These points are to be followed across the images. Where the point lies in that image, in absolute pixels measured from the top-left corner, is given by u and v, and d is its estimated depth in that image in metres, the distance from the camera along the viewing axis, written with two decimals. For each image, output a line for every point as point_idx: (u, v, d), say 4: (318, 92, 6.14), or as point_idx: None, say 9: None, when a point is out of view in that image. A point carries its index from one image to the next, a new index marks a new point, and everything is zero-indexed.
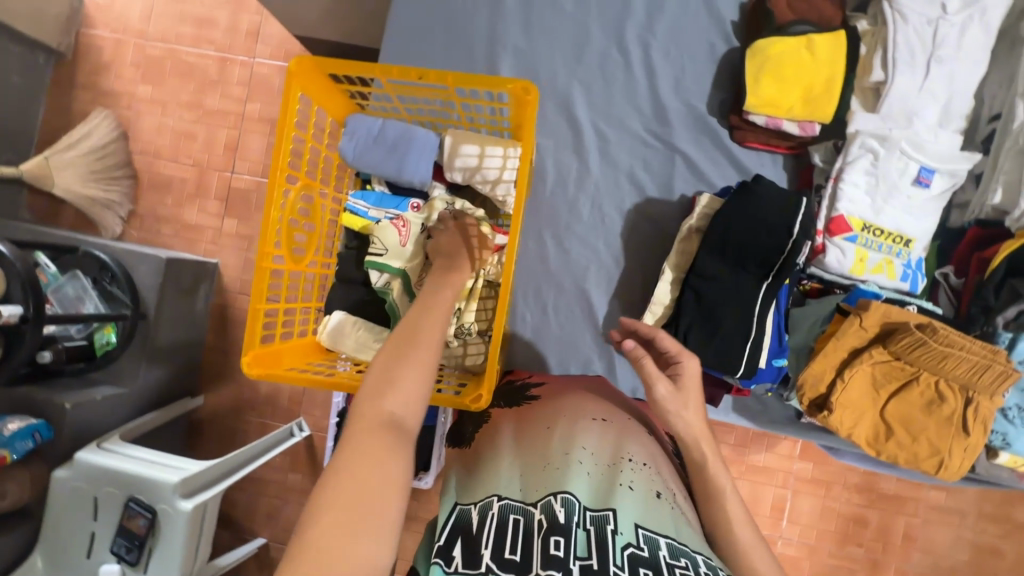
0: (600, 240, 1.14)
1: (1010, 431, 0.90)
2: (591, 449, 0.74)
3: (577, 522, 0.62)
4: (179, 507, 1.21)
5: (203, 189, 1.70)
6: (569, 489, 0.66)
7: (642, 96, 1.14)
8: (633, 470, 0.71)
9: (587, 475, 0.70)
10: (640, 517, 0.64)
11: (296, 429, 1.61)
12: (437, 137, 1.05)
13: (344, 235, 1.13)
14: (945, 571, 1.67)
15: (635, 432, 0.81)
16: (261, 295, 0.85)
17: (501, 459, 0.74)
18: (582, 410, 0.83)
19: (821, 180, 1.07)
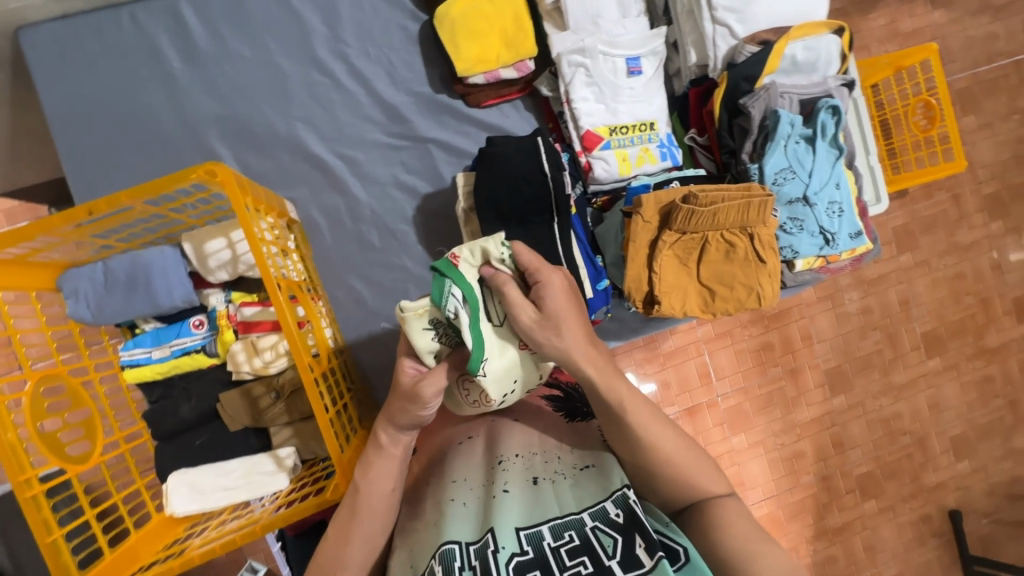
0: (402, 257, 1.10)
1: (794, 242, 1.01)
2: (462, 478, 0.70)
3: (460, 566, 0.60)
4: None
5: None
6: (450, 538, 0.63)
7: (366, 105, 1.10)
8: (506, 470, 0.69)
9: (466, 508, 0.67)
10: (521, 518, 0.64)
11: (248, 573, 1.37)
12: (176, 247, 0.94)
13: (141, 391, 1.00)
14: (840, 345, 1.93)
15: (515, 427, 0.76)
16: (48, 526, 0.72)
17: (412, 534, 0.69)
18: (448, 440, 0.78)
19: (559, 107, 1.11)
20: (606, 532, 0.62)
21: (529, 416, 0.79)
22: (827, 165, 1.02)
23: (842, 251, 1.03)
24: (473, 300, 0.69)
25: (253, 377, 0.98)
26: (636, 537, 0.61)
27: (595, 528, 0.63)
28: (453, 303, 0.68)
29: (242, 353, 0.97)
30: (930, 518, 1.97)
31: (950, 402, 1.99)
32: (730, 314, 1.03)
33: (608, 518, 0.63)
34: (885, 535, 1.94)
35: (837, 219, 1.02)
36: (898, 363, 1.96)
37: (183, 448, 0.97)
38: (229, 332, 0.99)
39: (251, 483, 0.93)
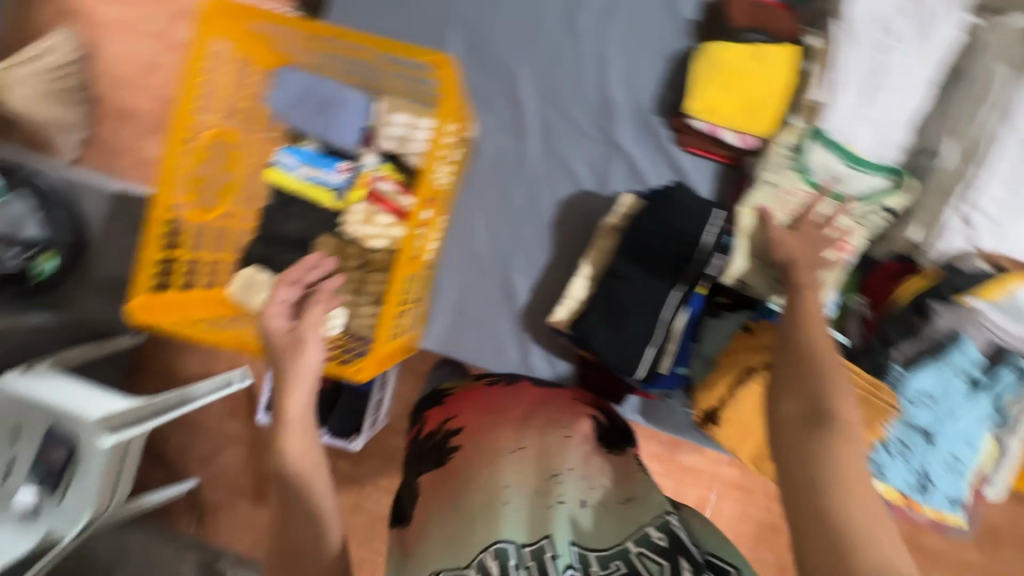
0: (528, 228, 1.13)
1: (885, 463, 0.92)
2: (513, 485, 0.79)
3: (514, 563, 0.69)
4: (101, 443, 1.11)
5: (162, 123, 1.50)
6: (501, 538, 0.72)
7: (588, 85, 1.11)
8: (561, 484, 0.78)
9: (515, 511, 0.75)
10: (573, 532, 0.72)
11: (234, 377, 1.43)
12: (371, 101, 1.02)
13: (271, 190, 1.10)
14: None
15: (558, 445, 0.84)
16: (153, 244, 0.90)
17: (448, 514, 0.78)
18: (498, 447, 0.84)
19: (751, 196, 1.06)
20: (653, 559, 0.68)
21: (579, 438, 0.87)
22: (975, 422, 0.91)
23: (926, 506, 0.93)
24: (876, 195, 0.96)
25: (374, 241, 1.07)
26: (680, 561, 0.67)
27: (640, 555, 0.69)
28: (870, 181, 0.97)
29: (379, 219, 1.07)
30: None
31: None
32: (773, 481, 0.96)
33: (652, 542, 0.70)
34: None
35: (946, 474, 0.91)
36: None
37: (270, 253, 1.08)
38: (361, 192, 1.06)
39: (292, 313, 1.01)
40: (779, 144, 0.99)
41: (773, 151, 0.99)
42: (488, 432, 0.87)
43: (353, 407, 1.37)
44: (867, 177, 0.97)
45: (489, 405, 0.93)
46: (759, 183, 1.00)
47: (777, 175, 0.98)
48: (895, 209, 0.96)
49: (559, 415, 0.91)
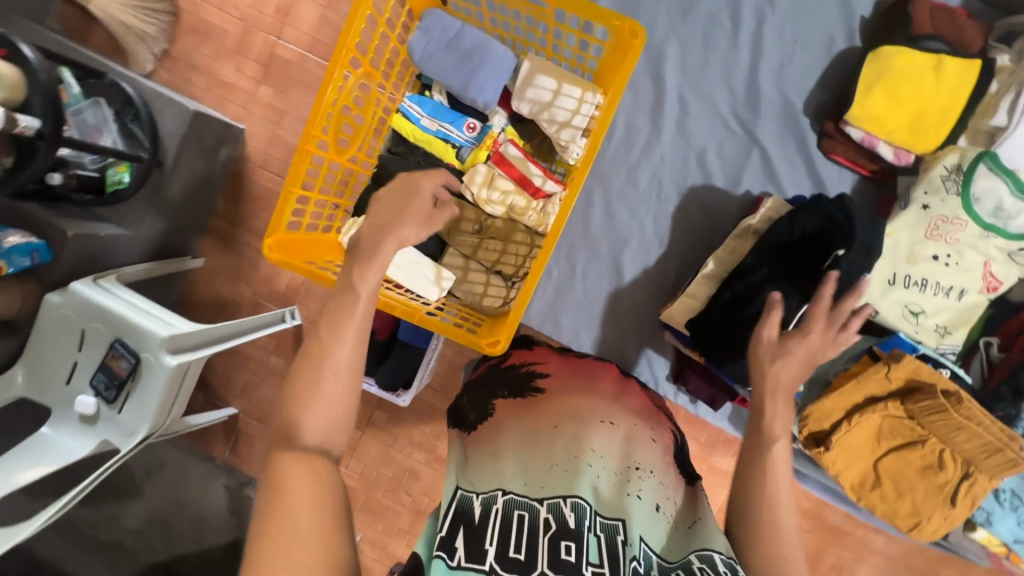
0: (648, 214, 1.08)
1: (995, 511, 0.90)
2: (600, 452, 0.75)
3: (588, 525, 0.67)
4: (163, 361, 1.06)
5: (245, 47, 1.39)
6: (579, 494, 0.70)
7: (738, 73, 1.04)
8: (641, 480, 0.73)
9: (597, 477, 0.73)
10: (640, 529, 0.69)
11: (286, 315, 1.37)
12: (515, 60, 0.96)
13: (389, 137, 1.06)
14: None
15: (643, 439, 0.79)
16: (295, 180, 0.82)
17: (529, 447, 0.75)
18: (586, 407, 0.79)
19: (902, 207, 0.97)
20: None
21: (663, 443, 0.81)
22: None
23: None
24: None
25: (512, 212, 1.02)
26: None
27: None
28: None
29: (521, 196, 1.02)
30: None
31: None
32: (870, 512, 0.95)
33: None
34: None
35: None
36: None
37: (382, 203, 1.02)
38: (485, 153, 1.01)
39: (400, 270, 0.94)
40: (946, 167, 0.92)
41: (937, 176, 0.92)
42: (579, 392, 0.81)
43: (403, 360, 1.18)
44: None
45: (580, 364, 0.87)
46: (912, 205, 0.94)
47: (939, 202, 0.92)
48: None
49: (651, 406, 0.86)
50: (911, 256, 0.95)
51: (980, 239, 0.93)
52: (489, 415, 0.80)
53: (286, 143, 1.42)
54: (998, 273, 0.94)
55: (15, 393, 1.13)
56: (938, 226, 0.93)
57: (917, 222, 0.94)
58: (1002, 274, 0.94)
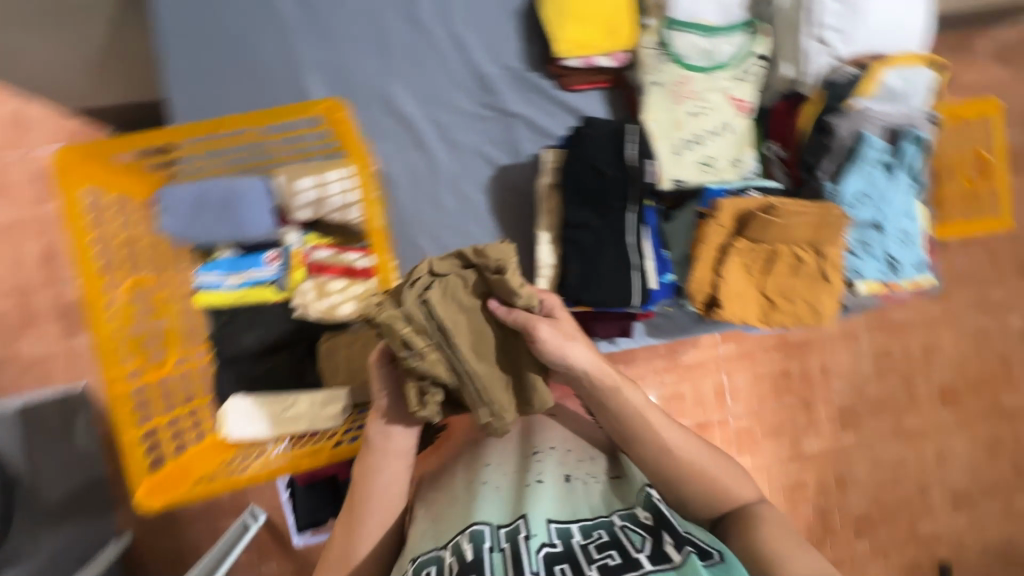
0: (472, 224, 1.13)
1: (860, 264, 1.04)
2: (495, 463, 0.80)
3: (489, 546, 0.66)
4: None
5: (28, 318, 1.27)
6: (476, 521, 0.69)
7: (460, 71, 1.12)
8: (541, 464, 0.78)
9: (495, 492, 0.75)
10: (553, 511, 0.70)
11: (248, 520, 1.22)
12: (268, 182, 0.98)
13: (207, 316, 1.02)
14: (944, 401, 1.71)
15: (543, 422, 0.86)
16: (126, 428, 0.78)
17: (436, 487, 0.79)
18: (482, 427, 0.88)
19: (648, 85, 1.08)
20: (635, 529, 0.68)
21: (565, 415, 0.90)
22: (903, 196, 1.04)
23: (903, 281, 1.05)
24: (745, 49, 1.06)
25: (492, 282, 0.68)
26: (664, 534, 0.67)
27: (624, 527, 0.69)
28: (735, 39, 1.06)
29: (503, 241, 0.70)
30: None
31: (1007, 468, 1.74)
32: (785, 328, 1.05)
33: (638, 519, 0.70)
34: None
35: (904, 248, 1.05)
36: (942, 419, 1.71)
37: (242, 375, 0.99)
38: (301, 271, 1.01)
39: (291, 423, 0.95)
40: (648, 44, 1.06)
41: (647, 57, 1.06)
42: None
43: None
44: (730, 38, 1.06)
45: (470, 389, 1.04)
46: (648, 88, 1.07)
47: (662, 73, 1.06)
48: (764, 53, 1.07)
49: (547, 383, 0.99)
50: (677, 123, 1.07)
51: (708, 81, 1.07)
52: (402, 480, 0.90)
53: None
54: (740, 95, 1.08)
55: None
56: (675, 90, 1.06)
57: (660, 97, 1.07)
58: (744, 94, 1.09)
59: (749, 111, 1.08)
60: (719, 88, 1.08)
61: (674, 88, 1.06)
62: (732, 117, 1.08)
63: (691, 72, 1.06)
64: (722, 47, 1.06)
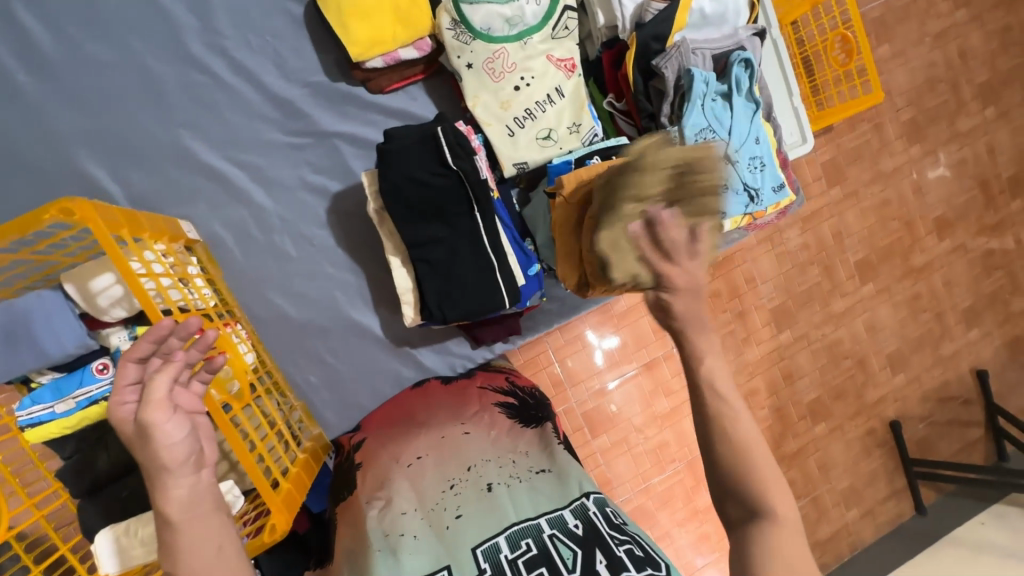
0: (324, 263, 1.04)
1: (720, 202, 1.00)
2: (412, 507, 0.75)
3: None
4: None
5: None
6: (397, 575, 0.67)
7: (257, 102, 0.99)
8: (457, 494, 0.75)
9: (416, 539, 0.71)
10: (475, 537, 0.70)
11: None
12: (63, 289, 0.86)
13: (52, 449, 0.90)
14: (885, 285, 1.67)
15: (450, 449, 0.81)
16: None
17: (354, 535, 0.75)
18: (395, 459, 0.82)
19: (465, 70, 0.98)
20: (564, 540, 0.66)
21: (479, 426, 0.85)
22: (745, 120, 1.00)
23: (767, 206, 1.03)
24: (552, 4, 0.98)
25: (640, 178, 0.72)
26: (595, 550, 0.64)
27: (552, 536, 0.67)
28: None
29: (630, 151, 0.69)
30: (932, 448, 1.72)
31: (952, 323, 1.72)
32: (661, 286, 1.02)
33: (568, 527, 0.68)
34: (878, 488, 1.68)
35: (759, 174, 1.02)
36: (883, 296, 1.66)
37: (109, 501, 0.90)
38: None
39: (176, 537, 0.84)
40: (447, 24, 0.96)
41: (449, 40, 0.96)
42: (392, 440, 0.86)
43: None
44: None
45: (387, 411, 0.95)
46: (462, 72, 0.98)
47: (472, 53, 0.97)
48: (573, 4, 0.99)
49: (461, 397, 0.92)
50: (504, 102, 0.99)
51: (524, 49, 0.98)
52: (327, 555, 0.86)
53: None
54: (562, 54, 1.00)
55: None
56: (491, 68, 0.98)
57: (478, 79, 0.98)
58: (566, 52, 1.00)
59: (576, 70, 1.00)
60: (538, 52, 0.99)
61: (489, 66, 0.97)
62: (560, 80, 1.00)
63: (502, 44, 0.97)
64: (527, 9, 0.97)
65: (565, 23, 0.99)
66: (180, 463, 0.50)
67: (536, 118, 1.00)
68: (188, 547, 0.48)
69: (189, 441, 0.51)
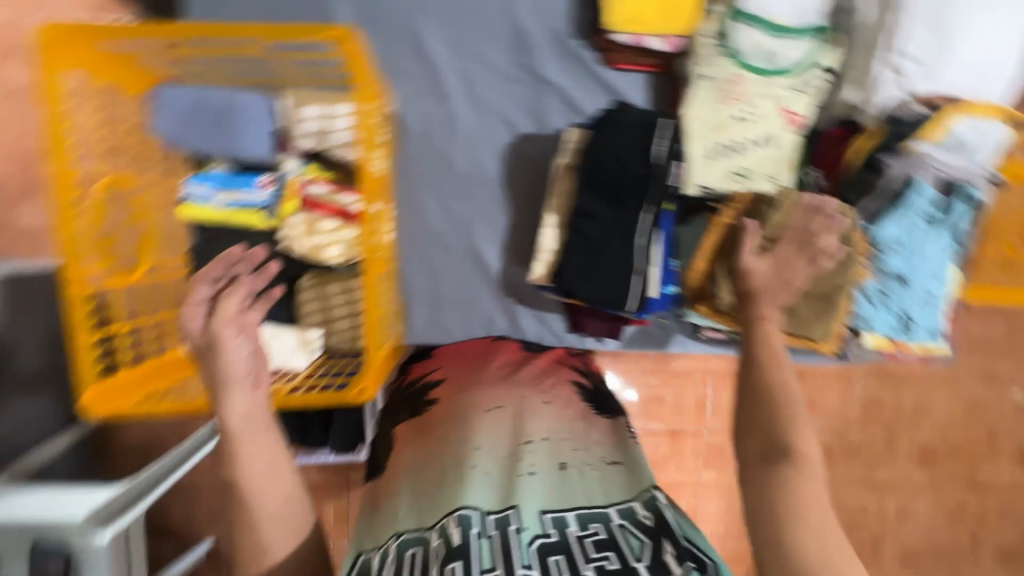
0: (481, 191, 1.07)
1: (870, 314, 0.99)
2: (486, 446, 0.73)
3: (476, 532, 0.60)
4: (96, 542, 0.84)
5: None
6: (466, 504, 0.63)
7: (499, 25, 1.03)
8: (532, 452, 0.72)
9: (486, 475, 0.69)
10: (546, 501, 0.66)
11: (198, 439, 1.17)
12: (273, 100, 0.91)
13: (190, 231, 0.97)
14: (943, 484, 1.56)
15: (529, 407, 0.80)
16: (78, 331, 0.78)
17: (420, 468, 0.73)
18: (479, 401, 0.81)
19: (698, 78, 0.98)
20: (635, 533, 0.63)
21: (558, 403, 0.83)
22: (938, 255, 0.97)
23: (913, 343, 1.01)
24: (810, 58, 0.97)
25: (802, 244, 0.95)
26: (664, 542, 0.62)
27: (622, 525, 0.64)
28: (802, 45, 0.96)
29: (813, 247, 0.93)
30: None
31: (984, 557, 1.59)
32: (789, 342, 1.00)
33: (636, 518, 0.65)
34: None
35: (925, 309, 0.98)
36: (934, 492, 1.57)
37: None
38: (293, 204, 0.96)
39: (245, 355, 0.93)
40: (706, 32, 0.97)
41: (701, 47, 0.97)
42: (467, 391, 0.86)
43: (347, 419, 1.11)
44: (797, 42, 0.96)
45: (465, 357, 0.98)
46: (696, 80, 0.98)
47: (716, 67, 0.97)
48: (829, 66, 0.98)
49: (546, 368, 0.94)
50: (718, 125, 0.99)
51: (762, 86, 0.98)
52: (381, 457, 0.84)
53: None
54: (794, 107, 0.99)
55: None
56: (725, 88, 0.97)
57: (708, 92, 0.98)
58: (798, 106, 0.99)
59: (799, 127, 0.99)
60: (772, 95, 0.98)
61: (724, 86, 0.97)
62: (779, 129, 0.99)
63: (746, 72, 0.97)
64: (787, 52, 0.96)
65: (812, 81, 0.98)
66: (243, 375, 0.63)
67: (739, 153, 0.99)
68: (250, 443, 0.62)
69: (251, 360, 0.64)
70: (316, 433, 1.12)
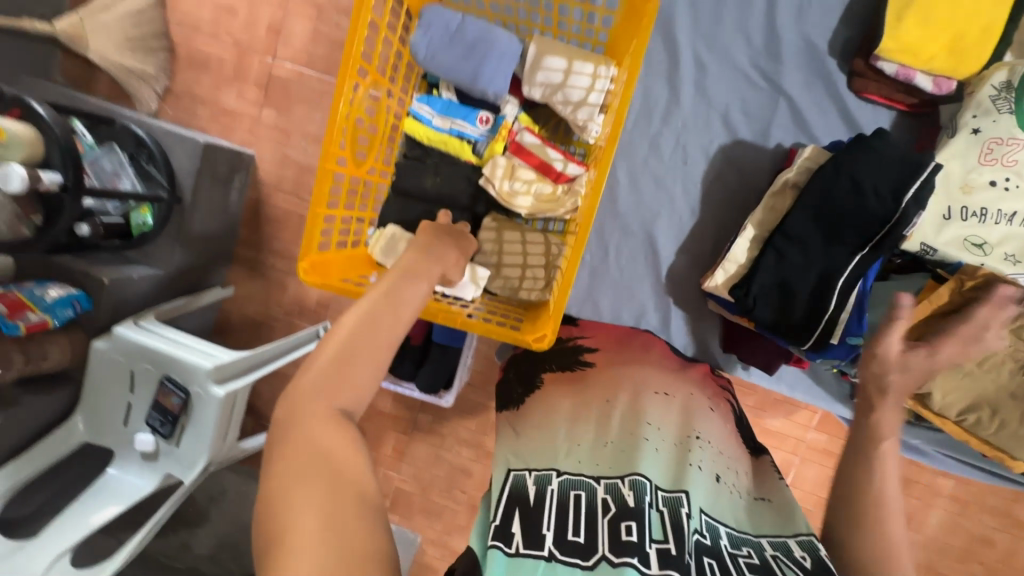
0: (676, 183, 1.05)
1: None
2: (656, 425, 0.73)
3: (649, 501, 0.63)
4: (211, 392, 1.05)
5: (243, 74, 1.37)
6: (639, 471, 0.66)
7: (755, 23, 0.99)
8: (701, 449, 0.71)
9: (658, 452, 0.70)
10: (706, 503, 0.65)
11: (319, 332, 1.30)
12: (521, 45, 0.94)
13: (402, 141, 1.03)
14: None
15: (698, 405, 0.79)
16: (320, 201, 0.82)
17: (582, 416, 0.75)
18: (644, 381, 0.80)
19: (965, 130, 0.89)
20: (791, 566, 0.59)
21: (721, 415, 0.82)
22: None
23: None
24: None
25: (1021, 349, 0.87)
26: None
27: (774, 556, 0.61)
28: None
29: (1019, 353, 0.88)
30: None
31: None
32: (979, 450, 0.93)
33: (792, 554, 0.61)
34: None
35: None
36: None
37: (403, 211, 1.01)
38: (501, 145, 0.99)
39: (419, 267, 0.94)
40: (996, 83, 0.86)
41: (982, 96, 0.87)
42: (627, 360, 0.86)
43: (442, 362, 1.17)
44: None
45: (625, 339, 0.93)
46: (960, 130, 0.89)
47: (995, 122, 0.86)
48: None
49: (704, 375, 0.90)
50: (970, 185, 0.88)
51: None
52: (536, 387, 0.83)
53: (296, 161, 1.39)
54: None
55: (79, 439, 1.11)
56: (994, 148, 0.87)
57: (973, 147, 0.88)
58: None
59: None
60: None
61: (995, 146, 0.87)
62: None
63: None
64: None
65: None
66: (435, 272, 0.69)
67: (984, 222, 0.88)
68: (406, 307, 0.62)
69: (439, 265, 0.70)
70: (431, 365, 1.17)
